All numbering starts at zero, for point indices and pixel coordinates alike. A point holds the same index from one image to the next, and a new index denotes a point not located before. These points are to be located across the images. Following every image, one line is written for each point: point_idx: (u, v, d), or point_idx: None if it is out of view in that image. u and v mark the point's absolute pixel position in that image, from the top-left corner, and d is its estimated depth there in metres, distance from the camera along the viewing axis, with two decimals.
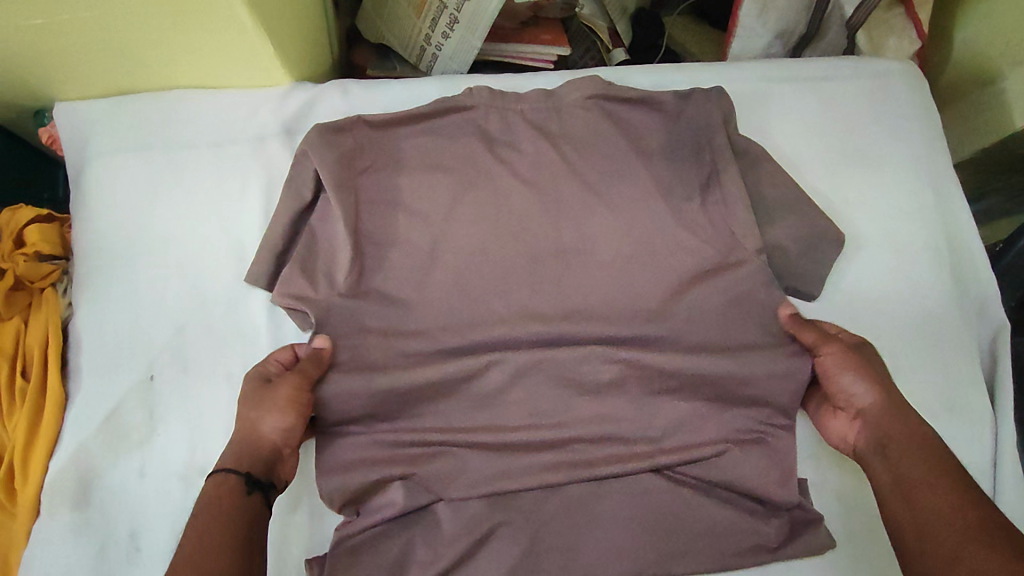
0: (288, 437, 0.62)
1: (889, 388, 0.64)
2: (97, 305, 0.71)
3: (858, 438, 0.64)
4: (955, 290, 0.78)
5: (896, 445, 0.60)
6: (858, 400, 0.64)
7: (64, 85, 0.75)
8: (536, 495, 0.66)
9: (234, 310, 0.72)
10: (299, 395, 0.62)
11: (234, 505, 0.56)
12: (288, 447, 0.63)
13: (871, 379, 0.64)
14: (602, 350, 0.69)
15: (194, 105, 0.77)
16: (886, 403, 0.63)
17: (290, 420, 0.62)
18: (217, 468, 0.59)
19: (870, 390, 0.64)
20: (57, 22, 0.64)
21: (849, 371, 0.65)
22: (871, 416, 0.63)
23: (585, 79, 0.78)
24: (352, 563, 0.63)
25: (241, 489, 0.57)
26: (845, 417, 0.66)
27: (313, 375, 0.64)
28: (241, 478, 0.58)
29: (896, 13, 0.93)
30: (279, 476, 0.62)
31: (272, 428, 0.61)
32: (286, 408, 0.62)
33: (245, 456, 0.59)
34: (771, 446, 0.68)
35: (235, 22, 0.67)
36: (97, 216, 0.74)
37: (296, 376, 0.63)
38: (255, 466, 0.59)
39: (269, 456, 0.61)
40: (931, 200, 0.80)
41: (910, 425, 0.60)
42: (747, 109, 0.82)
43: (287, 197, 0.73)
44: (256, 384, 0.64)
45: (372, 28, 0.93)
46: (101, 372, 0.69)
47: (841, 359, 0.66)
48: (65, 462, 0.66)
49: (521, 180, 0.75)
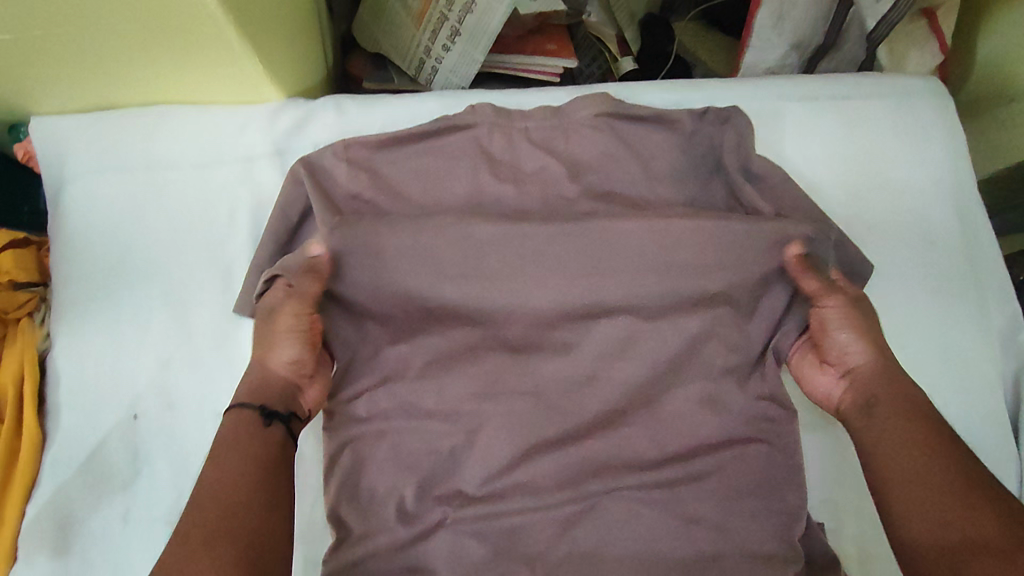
0: (297, 366, 0.63)
1: (881, 348, 0.65)
2: (78, 336, 0.67)
3: (844, 395, 0.64)
4: (980, 320, 0.74)
5: (886, 403, 0.59)
6: (854, 353, 0.64)
7: (39, 99, 0.71)
8: (542, 543, 0.62)
9: (222, 343, 0.68)
10: (297, 321, 0.64)
11: (252, 439, 0.55)
12: (300, 377, 0.64)
13: (869, 335, 0.65)
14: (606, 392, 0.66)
15: (179, 121, 0.73)
16: (879, 361, 0.63)
17: (297, 351, 0.64)
18: (233, 405, 0.58)
19: (865, 347, 0.64)
20: (29, 37, 0.60)
21: (849, 326, 0.65)
22: (866, 372, 0.63)
23: (593, 97, 0.74)
24: None
25: (257, 421, 0.57)
26: (830, 374, 0.66)
27: (311, 295, 0.65)
28: (254, 411, 0.57)
29: (919, 26, 0.90)
30: (299, 407, 0.62)
31: (282, 359, 0.63)
32: (287, 337, 0.63)
33: (256, 390, 0.60)
34: (779, 484, 0.65)
35: (225, 39, 0.63)
36: (76, 240, 0.70)
37: (296, 300, 0.65)
38: (269, 399, 0.59)
39: (281, 387, 0.61)
40: (955, 225, 0.76)
41: (901, 385, 0.60)
42: (763, 128, 0.78)
43: (278, 223, 0.69)
44: (261, 315, 0.66)
45: (368, 37, 0.88)
46: (81, 409, 0.65)
47: (848, 311, 0.66)
48: (43, 506, 0.62)
49: (526, 204, 0.71)
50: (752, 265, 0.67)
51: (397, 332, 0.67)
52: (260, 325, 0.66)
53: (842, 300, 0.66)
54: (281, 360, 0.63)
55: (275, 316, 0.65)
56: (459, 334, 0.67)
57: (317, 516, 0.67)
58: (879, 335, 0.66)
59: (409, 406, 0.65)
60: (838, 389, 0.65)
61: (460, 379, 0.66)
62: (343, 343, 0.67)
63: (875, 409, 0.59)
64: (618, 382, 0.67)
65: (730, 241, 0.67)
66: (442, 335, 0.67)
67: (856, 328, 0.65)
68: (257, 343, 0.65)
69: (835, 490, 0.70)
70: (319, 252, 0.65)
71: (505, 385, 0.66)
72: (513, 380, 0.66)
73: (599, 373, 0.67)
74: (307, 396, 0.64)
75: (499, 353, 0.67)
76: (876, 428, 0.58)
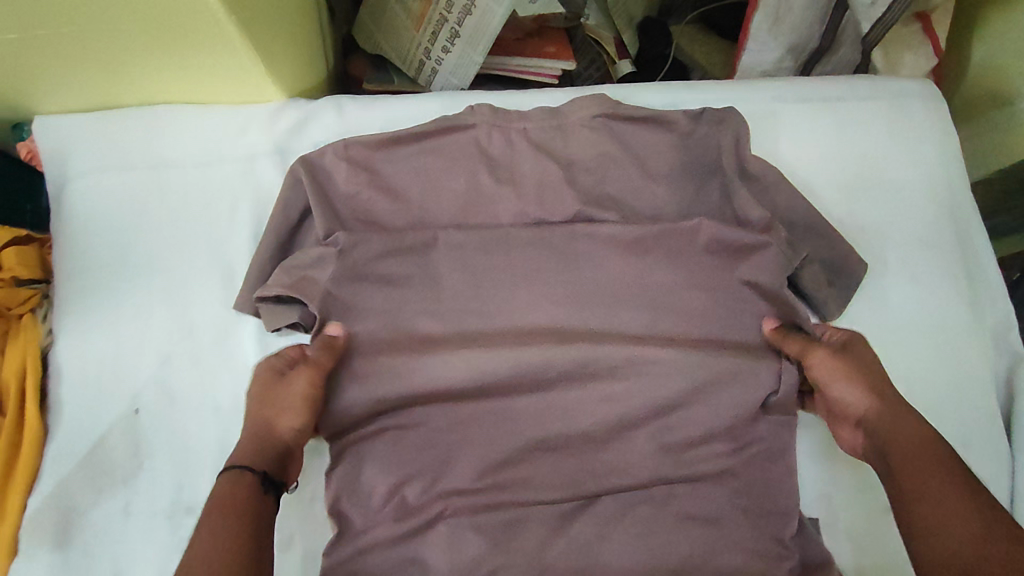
0: (302, 436, 0.61)
1: (881, 387, 0.61)
2: (80, 332, 0.68)
3: (864, 447, 0.60)
4: (973, 319, 0.75)
5: (900, 448, 0.56)
6: (855, 405, 0.61)
7: (43, 99, 0.72)
8: (539, 538, 0.62)
9: (222, 339, 0.69)
10: (315, 391, 0.62)
11: (242, 509, 0.53)
12: (298, 448, 0.61)
13: (861, 379, 0.61)
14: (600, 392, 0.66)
15: (180, 121, 0.74)
16: (883, 404, 0.59)
17: (306, 416, 0.61)
18: (230, 465, 0.56)
19: (863, 393, 0.61)
20: (33, 37, 0.61)
21: (842, 376, 0.62)
22: (870, 421, 0.59)
23: (591, 98, 0.75)
24: None
25: (257, 485, 0.55)
26: (846, 426, 0.63)
27: (327, 366, 0.63)
28: (256, 476, 0.56)
29: (914, 29, 0.89)
30: (289, 477, 0.59)
31: (290, 425, 0.60)
32: (300, 403, 0.61)
33: (260, 452, 0.58)
34: (773, 481, 0.66)
35: (225, 39, 0.64)
36: (77, 238, 0.71)
37: (311, 368, 0.62)
38: (268, 464, 0.57)
39: (282, 452, 0.59)
40: (949, 225, 0.77)
41: (912, 426, 0.57)
42: (759, 129, 0.78)
43: (277, 220, 0.70)
44: (267, 376, 0.62)
45: (369, 39, 0.89)
46: (82, 404, 0.66)
47: (827, 366, 0.63)
48: (44, 500, 0.63)
49: (524, 205, 0.71)
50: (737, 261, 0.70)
51: (394, 328, 0.67)
52: (260, 387, 0.62)
53: (824, 353, 0.63)
54: (292, 427, 0.60)
55: (289, 382, 0.62)
56: (457, 331, 0.68)
57: (314, 510, 0.67)
58: (878, 375, 0.62)
59: (406, 402, 0.66)
60: (857, 439, 0.61)
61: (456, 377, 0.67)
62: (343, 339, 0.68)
63: (889, 453, 0.56)
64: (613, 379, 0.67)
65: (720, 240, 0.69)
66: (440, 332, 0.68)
67: (844, 376, 0.62)
68: (258, 404, 0.61)
69: (830, 487, 0.71)
70: (337, 334, 0.65)
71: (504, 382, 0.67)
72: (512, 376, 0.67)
73: (595, 371, 0.67)
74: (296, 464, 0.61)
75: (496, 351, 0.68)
76: (893, 471, 0.55)
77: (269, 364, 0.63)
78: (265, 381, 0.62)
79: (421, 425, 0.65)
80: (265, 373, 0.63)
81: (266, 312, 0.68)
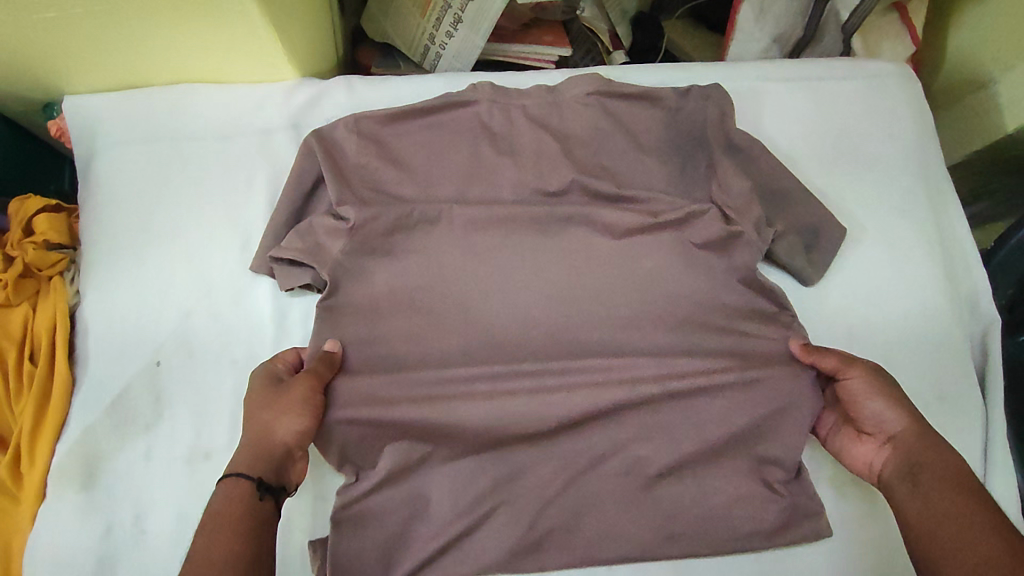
0: (301, 439, 0.64)
1: (914, 410, 0.64)
2: (106, 293, 0.73)
3: (887, 464, 0.63)
4: (948, 283, 0.79)
5: (937, 476, 0.59)
6: (889, 424, 0.63)
7: (73, 79, 0.77)
8: (538, 480, 0.69)
9: (240, 299, 0.74)
10: (311, 398, 0.65)
11: (245, 512, 0.57)
12: (299, 451, 0.64)
13: (896, 400, 0.64)
14: (592, 349, 0.72)
15: (200, 98, 0.79)
16: (917, 425, 0.63)
17: (303, 422, 0.64)
18: (229, 471, 0.59)
19: (899, 414, 0.63)
20: (70, 16, 0.66)
21: (878, 395, 0.65)
22: (906, 441, 0.62)
23: (585, 76, 0.80)
24: (356, 533, 0.66)
25: (252, 493, 0.58)
26: (872, 443, 0.65)
27: (325, 375, 0.67)
28: (253, 483, 0.59)
29: (890, 18, 0.95)
30: (289, 480, 0.62)
31: (287, 428, 0.63)
32: (299, 410, 0.64)
33: (257, 459, 0.61)
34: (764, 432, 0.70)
35: (246, 18, 0.69)
36: (102, 206, 0.76)
37: (310, 376, 0.66)
38: (265, 469, 0.60)
39: (280, 455, 0.62)
40: (925, 195, 0.81)
41: (943, 450, 0.60)
42: (744, 106, 0.84)
43: (291, 188, 0.75)
44: (267, 382, 0.66)
45: (376, 27, 0.94)
46: (108, 357, 0.71)
47: (865, 383, 0.65)
48: (72, 445, 0.68)
49: (523, 174, 0.76)
50: (722, 228, 0.74)
51: (404, 288, 0.72)
52: (258, 391, 0.65)
53: (866, 371, 0.66)
54: (289, 430, 0.63)
55: (287, 388, 0.65)
56: (460, 293, 0.73)
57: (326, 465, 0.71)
58: (908, 398, 0.65)
59: (412, 362, 0.71)
60: (882, 456, 0.64)
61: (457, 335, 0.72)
62: (353, 299, 0.72)
63: (924, 477, 0.59)
64: (602, 342, 0.73)
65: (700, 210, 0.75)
66: (444, 292, 0.73)
67: (880, 395, 0.65)
68: (257, 407, 0.64)
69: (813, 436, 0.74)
70: (333, 347, 0.69)
71: (505, 337, 0.72)
72: (511, 333, 0.72)
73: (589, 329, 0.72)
74: (297, 470, 0.64)
75: (496, 310, 0.73)
76: (928, 496, 0.58)
77: (268, 372, 0.67)
78: (265, 386, 0.66)
79: (427, 375, 0.70)
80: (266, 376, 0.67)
81: (280, 272, 0.73)
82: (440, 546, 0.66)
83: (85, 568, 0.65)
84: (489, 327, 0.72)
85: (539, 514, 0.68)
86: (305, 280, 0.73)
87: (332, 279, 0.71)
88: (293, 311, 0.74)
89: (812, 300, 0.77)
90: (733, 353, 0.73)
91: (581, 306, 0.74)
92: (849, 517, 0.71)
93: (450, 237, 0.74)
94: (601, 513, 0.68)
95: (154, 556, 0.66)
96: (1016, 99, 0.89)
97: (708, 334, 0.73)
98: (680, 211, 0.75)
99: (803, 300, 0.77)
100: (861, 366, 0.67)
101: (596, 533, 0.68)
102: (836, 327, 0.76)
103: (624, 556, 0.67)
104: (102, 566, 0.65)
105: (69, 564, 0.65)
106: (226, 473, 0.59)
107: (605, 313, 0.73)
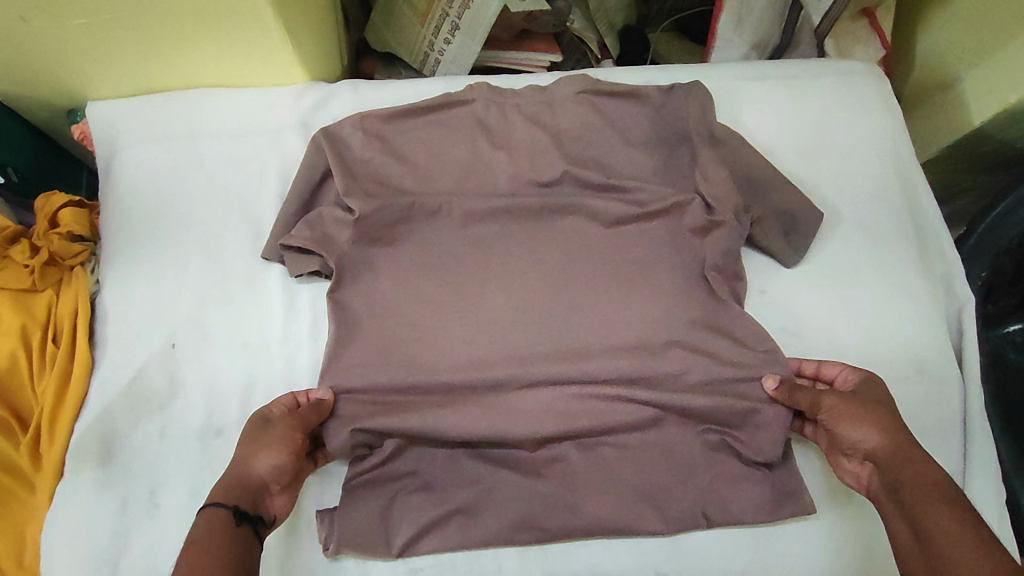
0: (279, 474, 0.64)
1: (894, 428, 0.63)
2: (126, 281, 0.78)
3: (873, 481, 0.63)
4: (922, 264, 0.83)
5: (915, 492, 0.58)
6: (866, 443, 0.63)
7: (96, 85, 0.82)
8: (536, 451, 0.72)
9: (252, 284, 0.78)
10: (295, 435, 0.66)
11: (226, 540, 0.57)
12: (278, 485, 0.64)
13: (872, 420, 0.64)
14: (585, 341, 0.75)
15: (215, 100, 0.84)
16: (891, 441, 0.62)
17: (284, 457, 0.64)
18: (207, 502, 0.59)
19: (876, 431, 0.63)
20: (98, 22, 0.72)
21: (855, 418, 0.64)
22: (880, 458, 0.62)
23: (575, 77, 0.85)
24: (366, 495, 0.70)
25: (230, 522, 0.58)
26: (852, 460, 0.65)
27: (312, 421, 0.68)
28: (230, 511, 0.59)
29: (861, 25, 1.00)
30: (268, 511, 0.62)
31: (266, 463, 0.63)
32: (281, 446, 0.65)
33: (232, 488, 0.61)
34: (758, 422, 0.72)
35: (261, 23, 0.74)
36: (123, 201, 0.81)
37: (295, 419, 0.67)
38: (242, 498, 0.60)
39: (257, 489, 0.62)
40: (897, 184, 0.86)
41: (923, 468, 0.59)
42: (723, 103, 0.90)
43: (300, 181, 0.80)
44: (257, 424, 0.67)
45: (380, 39, 1.02)
46: (127, 340, 0.76)
47: (840, 411, 0.66)
48: (92, 423, 0.72)
49: (517, 166, 0.81)
50: (705, 216, 0.78)
51: (407, 272, 0.77)
52: (247, 434, 0.66)
53: (841, 397, 0.67)
54: (266, 465, 0.63)
55: (271, 428, 0.66)
56: (459, 278, 0.77)
57: (332, 471, 0.73)
58: (888, 416, 0.64)
59: (412, 353, 0.74)
60: (866, 472, 0.64)
61: (455, 318, 0.76)
62: (354, 284, 0.77)
63: (905, 493, 0.58)
64: (596, 323, 0.76)
65: (685, 200, 0.79)
66: (443, 276, 0.77)
67: (854, 418, 0.65)
68: (242, 447, 0.65)
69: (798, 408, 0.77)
70: (325, 396, 0.70)
71: (502, 321, 0.76)
72: (508, 314, 0.76)
73: (583, 310, 0.77)
74: (273, 503, 0.64)
75: (492, 293, 0.77)
76: (908, 510, 0.57)
77: (260, 414, 0.68)
78: (251, 428, 0.66)
79: (427, 355, 0.74)
80: (255, 420, 0.67)
81: (290, 259, 0.77)
82: (446, 512, 0.70)
83: (101, 543, 0.68)
84: (486, 308, 0.76)
85: (537, 485, 0.71)
86: (313, 267, 0.77)
87: (337, 267, 0.76)
88: (302, 296, 0.78)
89: (793, 280, 0.82)
90: (722, 331, 0.76)
91: (574, 288, 0.78)
92: (839, 487, 0.73)
93: (449, 226, 0.79)
94: (597, 492, 0.70)
95: (168, 529, 0.68)
96: (981, 94, 0.93)
97: (699, 310, 0.76)
98: (664, 198, 0.79)
99: (785, 282, 0.82)
100: (836, 394, 0.67)
101: (595, 505, 0.70)
102: (818, 306, 0.80)
103: (622, 527, 0.69)
104: (118, 539, 0.68)
105: (87, 538, 0.68)
106: (207, 503, 0.59)
107: (598, 295, 0.77)
